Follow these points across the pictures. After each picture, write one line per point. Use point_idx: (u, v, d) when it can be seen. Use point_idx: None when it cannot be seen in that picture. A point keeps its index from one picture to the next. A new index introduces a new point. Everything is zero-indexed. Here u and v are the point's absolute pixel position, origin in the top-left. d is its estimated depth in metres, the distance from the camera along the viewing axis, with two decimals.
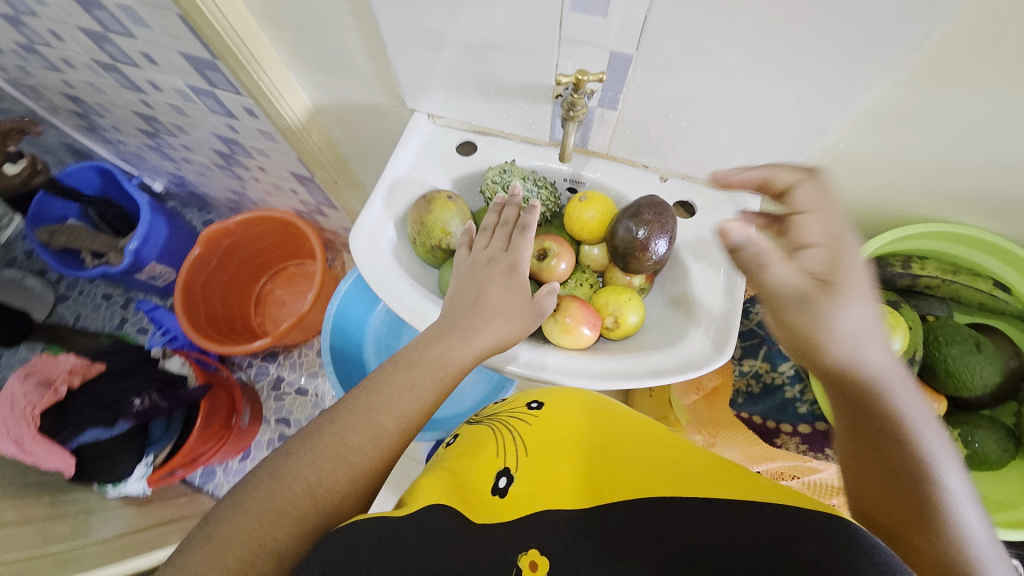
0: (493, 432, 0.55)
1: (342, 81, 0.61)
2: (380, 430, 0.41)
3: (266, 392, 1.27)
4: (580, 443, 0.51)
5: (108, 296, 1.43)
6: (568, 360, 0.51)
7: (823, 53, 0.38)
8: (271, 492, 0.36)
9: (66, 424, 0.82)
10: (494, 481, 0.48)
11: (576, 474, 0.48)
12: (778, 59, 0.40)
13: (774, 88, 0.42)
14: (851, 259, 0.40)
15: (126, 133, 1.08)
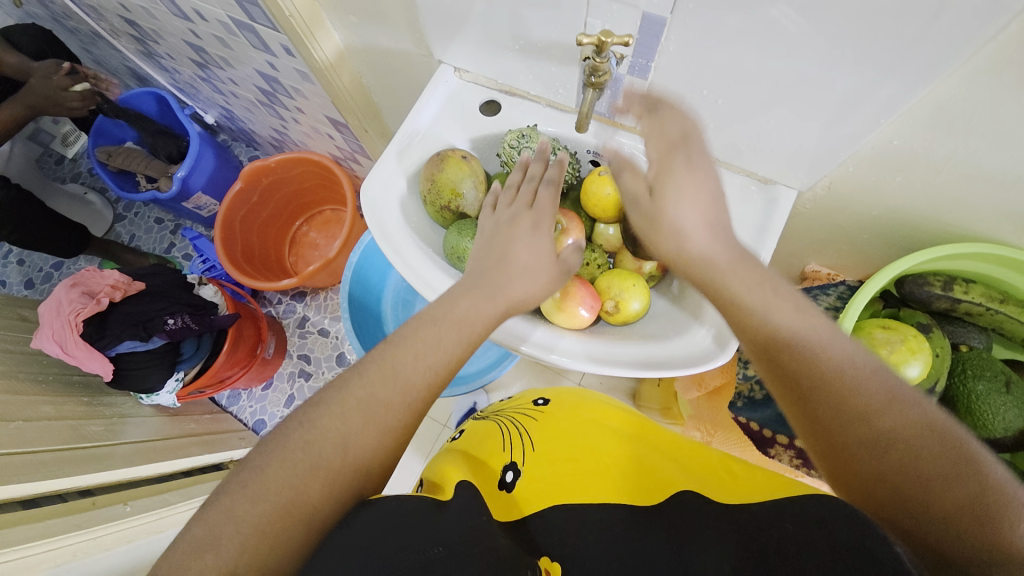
0: (505, 435, 0.58)
1: (371, 25, 0.60)
2: (405, 381, 0.38)
3: (291, 329, 1.34)
4: (585, 447, 0.55)
5: (160, 220, 1.52)
6: (575, 341, 0.50)
7: (886, 37, 0.33)
8: (307, 452, 0.34)
9: (106, 333, 0.89)
10: (501, 478, 0.52)
11: (576, 465, 0.52)
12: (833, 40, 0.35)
13: (826, 72, 0.37)
14: (678, 165, 0.42)
15: (180, 62, 1.11)
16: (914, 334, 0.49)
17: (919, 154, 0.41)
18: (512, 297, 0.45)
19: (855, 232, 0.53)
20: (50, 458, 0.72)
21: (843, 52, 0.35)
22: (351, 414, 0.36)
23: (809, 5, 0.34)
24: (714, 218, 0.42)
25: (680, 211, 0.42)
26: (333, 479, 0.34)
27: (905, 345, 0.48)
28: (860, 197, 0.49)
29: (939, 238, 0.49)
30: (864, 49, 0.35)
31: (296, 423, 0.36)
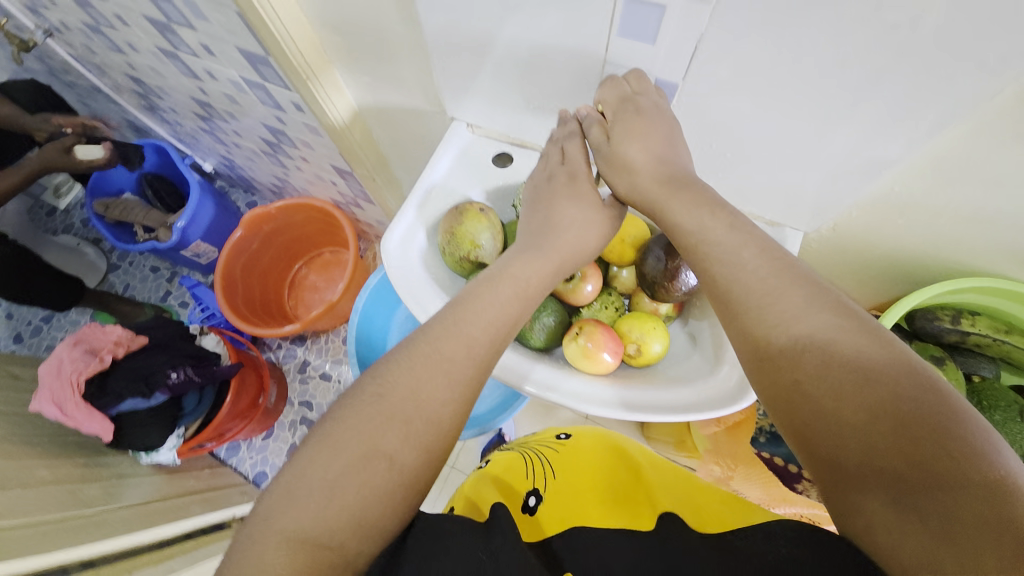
0: (529, 466, 0.62)
1: (385, 85, 0.62)
2: (469, 335, 0.42)
3: (292, 374, 1.32)
4: (602, 478, 0.58)
5: (156, 268, 1.51)
6: (580, 383, 0.50)
7: (889, 100, 0.36)
8: (354, 475, 0.34)
9: (107, 391, 0.87)
10: (525, 501, 0.55)
11: (592, 493, 0.55)
12: (838, 100, 0.38)
13: (832, 127, 0.40)
14: (642, 105, 0.43)
15: (183, 116, 1.13)
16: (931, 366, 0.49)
17: (919, 199, 0.43)
18: (565, 254, 0.49)
19: (861, 268, 0.56)
20: (52, 526, 0.69)
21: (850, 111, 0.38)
22: (390, 429, 0.36)
23: (815, 72, 0.36)
24: (666, 154, 0.44)
25: (631, 148, 0.44)
26: (382, 498, 0.35)
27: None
28: (866, 237, 0.51)
29: (941, 274, 0.51)
30: (867, 109, 0.37)
31: (331, 450, 0.35)
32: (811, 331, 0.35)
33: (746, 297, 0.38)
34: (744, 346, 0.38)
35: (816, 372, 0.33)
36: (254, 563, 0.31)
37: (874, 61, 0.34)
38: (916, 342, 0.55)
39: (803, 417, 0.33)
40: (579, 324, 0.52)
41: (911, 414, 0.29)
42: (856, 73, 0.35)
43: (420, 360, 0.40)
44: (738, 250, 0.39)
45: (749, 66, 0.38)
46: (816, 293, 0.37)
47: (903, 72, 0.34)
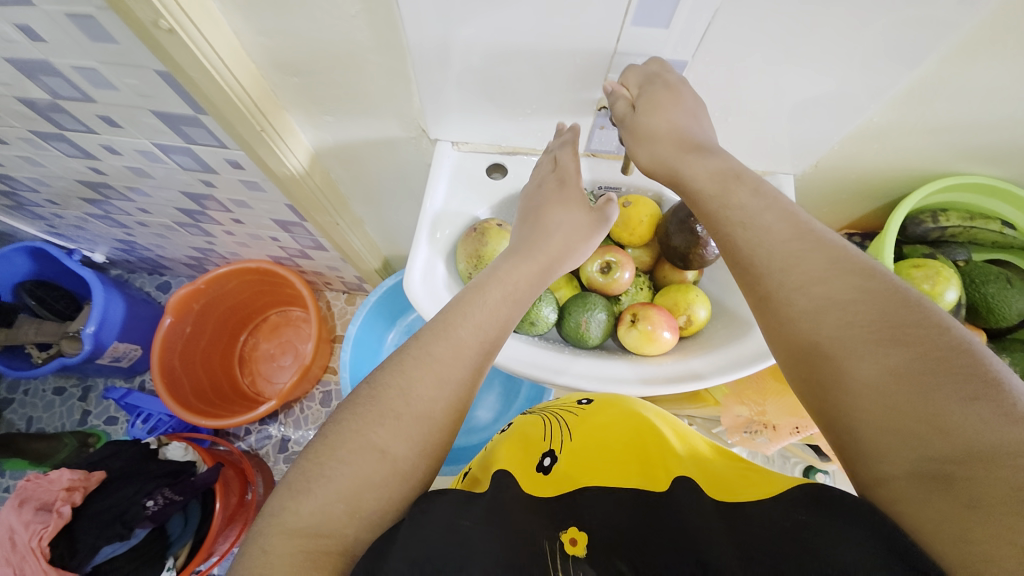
0: (542, 419, 0.52)
1: (351, 120, 0.57)
2: (459, 339, 0.40)
3: (274, 456, 1.18)
4: (622, 429, 0.48)
5: (62, 389, 1.26)
6: (590, 364, 0.53)
7: (876, 35, 0.41)
8: (346, 466, 0.34)
9: (79, 548, 0.72)
10: (539, 457, 0.46)
11: (614, 455, 0.45)
12: (819, 43, 0.42)
13: (814, 68, 0.44)
14: (659, 79, 0.43)
15: (65, 205, 0.95)
16: (941, 265, 0.54)
17: (892, 124, 0.50)
18: (553, 256, 0.48)
19: (838, 195, 0.62)
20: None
21: (831, 53, 0.43)
22: (383, 423, 0.36)
23: (811, 21, 0.40)
24: (691, 124, 0.43)
25: (655, 121, 0.43)
26: (372, 489, 0.34)
27: (941, 275, 0.53)
28: (842, 166, 0.57)
29: (905, 183, 0.59)
30: (844, 47, 0.42)
31: (331, 445, 0.35)
32: (832, 295, 0.33)
33: (766, 266, 0.36)
34: (763, 314, 0.37)
35: (839, 334, 0.32)
36: (262, 546, 0.32)
37: (851, 5, 0.39)
38: (906, 245, 0.62)
39: (826, 379, 0.32)
40: (632, 311, 0.54)
41: (940, 376, 0.28)
42: (834, 16, 0.40)
43: (412, 355, 0.39)
44: (760, 220, 0.38)
45: (747, 30, 0.41)
46: (840, 257, 0.35)
47: (870, 10, 0.39)
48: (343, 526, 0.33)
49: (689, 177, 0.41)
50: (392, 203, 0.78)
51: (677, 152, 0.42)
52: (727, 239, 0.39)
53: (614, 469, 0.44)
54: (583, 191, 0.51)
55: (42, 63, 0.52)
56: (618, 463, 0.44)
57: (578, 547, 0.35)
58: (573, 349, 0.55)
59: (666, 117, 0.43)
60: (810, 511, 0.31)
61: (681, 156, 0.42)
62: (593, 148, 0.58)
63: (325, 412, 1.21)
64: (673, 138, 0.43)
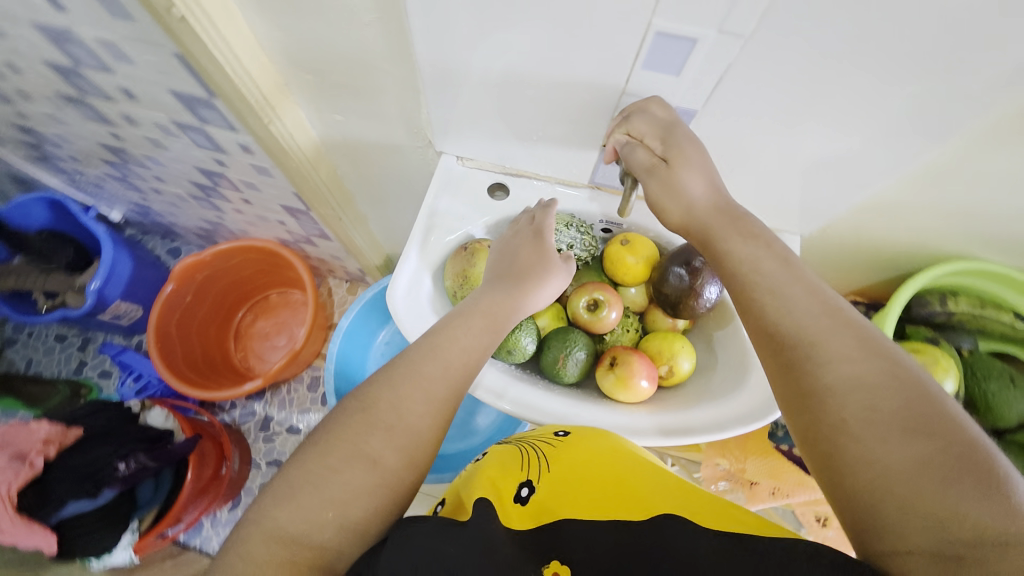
0: (520, 447, 0.47)
1: (360, 122, 0.57)
2: (448, 361, 0.42)
3: (254, 433, 1.18)
4: (606, 458, 0.43)
5: (63, 337, 1.28)
6: (561, 403, 0.51)
7: (900, 107, 0.39)
8: (337, 474, 0.35)
9: (48, 499, 0.72)
10: (515, 487, 0.41)
11: (596, 485, 0.40)
12: (838, 108, 0.41)
13: (833, 130, 0.43)
14: (684, 136, 0.43)
15: (85, 164, 0.97)
16: (941, 355, 0.53)
17: (908, 199, 0.49)
18: (524, 301, 0.48)
19: (847, 261, 0.60)
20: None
21: (852, 118, 0.41)
22: (374, 432, 0.37)
23: (832, 84, 0.39)
24: (715, 183, 0.44)
25: (692, 181, 0.44)
26: (362, 498, 0.35)
27: (939, 365, 0.52)
28: (854, 233, 0.55)
29: (918, 260, 0.57)
30: (866, 116, 0.41)
31: (321, 453, 0.36)
32: (860, 374, 0.34)
33: (793, 335, 0.37)
34: (785, 381, 0.36)
35: (865, 414, 0.32)
36: (241, 554, 0.33)
37: (876, 72, 0.37)
38: (909, 326, 0.60)
39: (845, 456, 0.32)
40: (612, 354, 0.52)
41: (962, 472, 0.28)
42: (858, 81, 0.38)
43: (401, 371, 0.40)
44: (791, 292, 0.39)
45: (762, 87, 0.40)
46: (865, 339, 0.36)
47: (894, 81, 0.37)
48: (330, 536, 0.34)
49: (723, 245, 0.42)
50: (397, 205, 0.78)
51: (711, 215, 0.43)
52: (753, 303, 0.40)
53: (596, 503, 0.39)
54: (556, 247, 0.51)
55: (66, 29, 0.53)
56: (599, 496, 0.39)
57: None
58: (546, 385, 0.54)
59: (695, 176, 0.44)
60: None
61: (714, 220, 0.43)
62: (598, 182, 0.57)
63: (311, 397, 1.21)
64: (700, 201, 0.44)
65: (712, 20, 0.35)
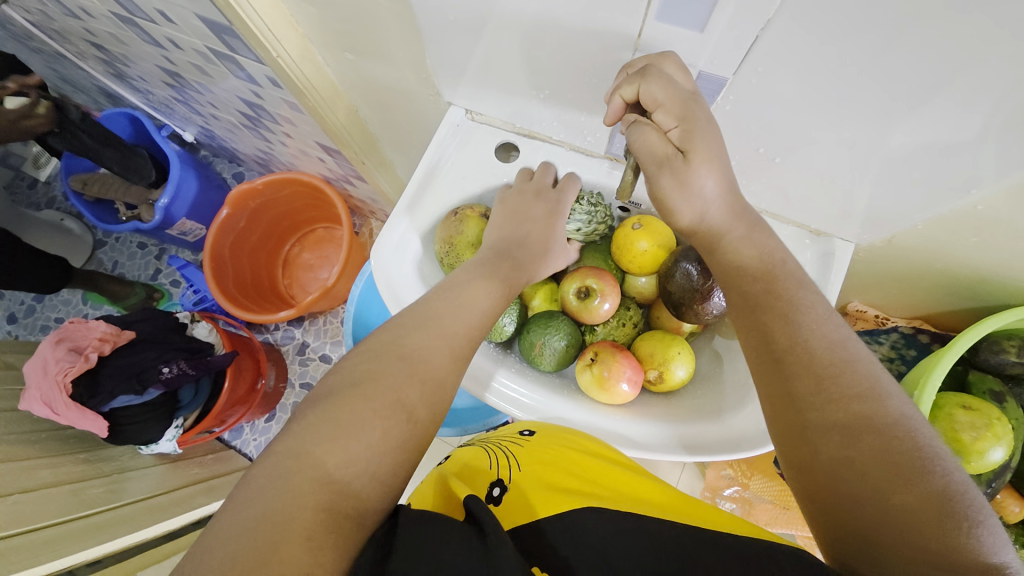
0: (486, 452, 0.45)
1: (370, 63, 0.54)
2: (443, 326, 0.38)
3: (291, 356, 1.28)
4: (581, 454, 0.42)
5: (144, 245, 1.43)
6: (543, 393, 0.49)
7: (1007, 97, 0.29)
8: (378, 419, 0.32)
9: (98, 391, 0.84)
10: (487, 490, 0.39)
11: (570, 476, 0.39)
12: (929, 88, 0.31)
13: (919, 116, 0.33)
14: (702, 120, 0.36)
15: (153, 85, 1.03)
16: (997, 416, 0.44)
17: (1008, 221, 0.38)
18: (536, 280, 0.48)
19: (911, 283, 0.50)
20: (56, 533, 0.67)
21: (949, 101, 0.31)
22: (411, 383, 0.35)
23: (911, 57, 0.29)
24: (729, 180, 0.38)
25: (702, 178, 0.37)
26: (397, 450, 0.33)
27: (991, 430, 0.43)
28: (924, 251, 0.45)
29: (1006, 296, 0.46)
30: (968, 102, 0.31)
31: (361, 395, 0.33)
32: (870, 412, 0.29)
33: (801, 362, 0.32)
34: (783, 410, 0.32)
35: (872, 457, 0.28)
36: (265, 508, 0.28)
37: (971, 49, 0.28)
38: (972, 371, 0.50)
39: (840, 493, 0.28)
40: (595, 349, 0.48)
41: (968, 528, 0.25)
42: (959, 55, 0.28)
43: (429, 322, 0.38)
44: (803, 314, 0.34)
45: (810, 53, 0.31)
46: (869, 370, 0.32)
47: (1015, 59, 0.27)
48: (363, 485, 0.31)
49: (726, 252, 0.39)
50: (419, 154, 0.75)
51: (723, 221, 0.39)
52: (760, 321, 0.35)
53: (571, 489, 0.38)
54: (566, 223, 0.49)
55: None
56: (573, 485, 0.38)
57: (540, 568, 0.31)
58: (521, 368, 0.51)
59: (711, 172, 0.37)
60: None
61: (728, 228, 0.39)
62: (615, 153, 0.51)
63: None
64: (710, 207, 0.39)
65: None
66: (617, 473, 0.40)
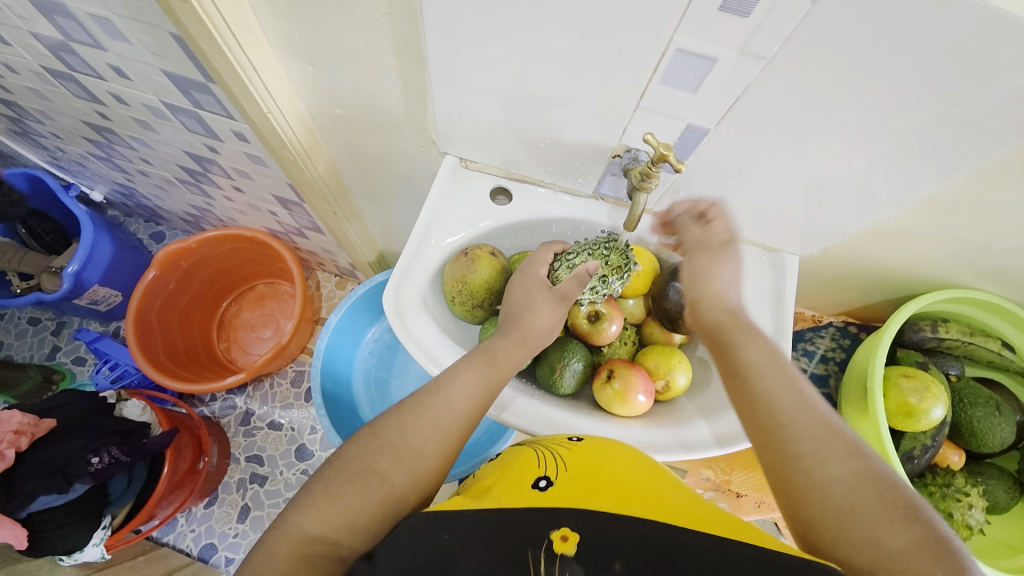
0: (534, 450, 0.44)
1: (361, 117, 0.56)
2: (448, 396, 0.43)
3: (234, 428, 1.14)
4: (632, 463, 0.43)
5: (37, 320, 1.23)
6: (556, 411, 0.54)
7: (908, 136, 0.40)
8: (349, 484, 0.37)
9: (16, 493, 0.70)
10: (532, 480, 0.38)
11: (619, 485, 0.38)
12: (858, 131, 0.41)
13: (853, 150, 0.43)
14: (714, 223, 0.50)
15: (68, 141, 0.93)
16: (931, 380, 0.57)
17: (907, 226, 0.50)
18: (531, 342, 0.50)
19: (842, 282, 0.63)
20: None
21: (872, 133, 0.40)
22: (381, 453, 0.39)
23: (843, 112, 0.39)
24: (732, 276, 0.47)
25: (734, 266, 0.47)
26: (368, 510, 0.37)
27: (929, 391, 0.56)
28: (850, 256, 0.58)
29: (913, 281, 0.59)
30: (884, 136, 0.40)
31: (337, 468, 0.38)
32: (852, 467, 0.35)
33: (792, 429, 0.38)
34: (785, 473, 0.37)
35: (860, 506, 0.33)
36: (266, 551, 0.34)
37: (884, 103, 0.38)
38: (901, 349, 0.63)
39: (841, 539, 0.33)
40: (611, 368, 0.55)
41: (948, 560, 0.30)
42: (877, 108, 0.38)
43: (408, 406, 0.42)
44: (783, 388, 0.40)
45: (773, 107, 0.40)
46: (849, 439, 0.37)
47: (914, 107, 0.37)
48: (342, 535, 0.35)
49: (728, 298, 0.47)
50: (394, 203, 0.77)
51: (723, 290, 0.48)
52: (756, 395, 0.41)
53: (617, 497, 0.36)
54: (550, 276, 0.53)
55: (58, 3, 0.51)
56: (620, 494, 0.37)
57: (569, 544, 0.31)
58: (542, 395, 0.56)
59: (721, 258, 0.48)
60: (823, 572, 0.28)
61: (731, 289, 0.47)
62: (601, 192, 0.58)
63: (294, 392, 1.17)
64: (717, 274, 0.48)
65: (733, 42, 0.35)
66: (654, 475, 0.42)
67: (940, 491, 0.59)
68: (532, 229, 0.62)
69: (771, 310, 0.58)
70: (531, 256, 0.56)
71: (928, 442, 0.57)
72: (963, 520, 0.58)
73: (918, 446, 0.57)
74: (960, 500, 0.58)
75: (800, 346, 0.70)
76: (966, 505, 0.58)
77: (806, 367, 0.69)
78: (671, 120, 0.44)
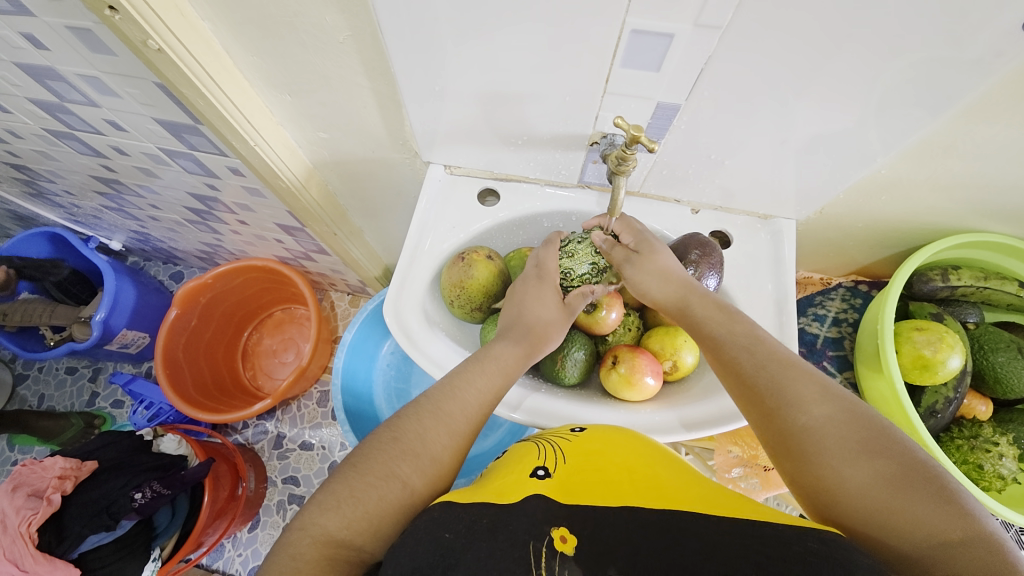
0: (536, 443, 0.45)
1: (344, 138, 0.57)
2: (465, 402, 0.45)
3: (268, 452, 1.17)
4: (633, 445, 0.44)
5: (74, 369, 1.29)
6: (563, 403, 0.54)
7: (887, 83, 0.39)
8: (373, 488, 0.38)
9: (65, 535, 0.75)
10: (531, 470, 0.40)
11: (625, 471, 0.40)
12: (835, 86, 0.40)
13: (832, 104, 0.42)
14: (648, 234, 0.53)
15: (81, 196, 0.98)
16: (944, 329, 0.55)
17: (901, 175, 0.49)
18: (535, 344, 0.52)
19: (846, 240, 0.62)
20: None
21: (849, 85, 0.40)
22: (404, 458, 0.40)
23: (814, 69, 0.38)
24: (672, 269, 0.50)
25: (673, 257, 0.51)
26: (391, 514, 0.37)
27: (943, 341, 0.54)
28: (847, 214, 0.57)
29: (917, 231, 0.58)
30: (865, 86, 0.39)
31: (360, 471, 0.39)
32: (828, 414, 0.37)
33: (768, 386, 0.40)
34: (767, 426, 0.39)
35: (834, 449, 0.35)
36: (291, 554, 0.34)
37: (859, 53, 0.37)
38: (913, 303, 0.62)
39: (818, 480, 0.35)
40: (616, 354, 0.56)
41: (923, 483, 0.32)
42: (848, 60, 0.37)
43: (428, 410, 0.43)
44: (759, 347, 0.42)
45: (743, 73, 0.40)
46: (824, 386, 0.39)
47: (885, 52, 0.36)
48: (365, 540, 0.36)
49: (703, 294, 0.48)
50: (390, 217, 0.79)
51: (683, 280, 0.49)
52: (731, 361, 0.43)
53: (618, 489, 0.37)
54: (558, 287, 0.54)
55: (48, 67, 0.53)
56: (616, 483, 0.38)
57: (568, 545, 0.32)
58: (548, 388, 0.57)
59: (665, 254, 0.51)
60: (818, 540, 0.29)
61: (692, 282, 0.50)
62: (586, 181, 0.58)
63: (321, 412, 1.20)
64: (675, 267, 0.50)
65: (686, 16, 0.34)
66: (660, 459, 0.42)
67: (967, 444, 0.58)
68: (523, 225, 0.63)
69: (773, 276, 0.58)
70: (535, 252, 0.57)
71: (950, 394, 0.55)
72: (998, 470, 0.56)
73: (940, 399, 0.56)
74: (991, 449, 0.57)
75: (810, 311, 0.69)
76: (996, 456, 0.56)
77: (819, 331, 0.68)
78: (643, 103, 0.44)
